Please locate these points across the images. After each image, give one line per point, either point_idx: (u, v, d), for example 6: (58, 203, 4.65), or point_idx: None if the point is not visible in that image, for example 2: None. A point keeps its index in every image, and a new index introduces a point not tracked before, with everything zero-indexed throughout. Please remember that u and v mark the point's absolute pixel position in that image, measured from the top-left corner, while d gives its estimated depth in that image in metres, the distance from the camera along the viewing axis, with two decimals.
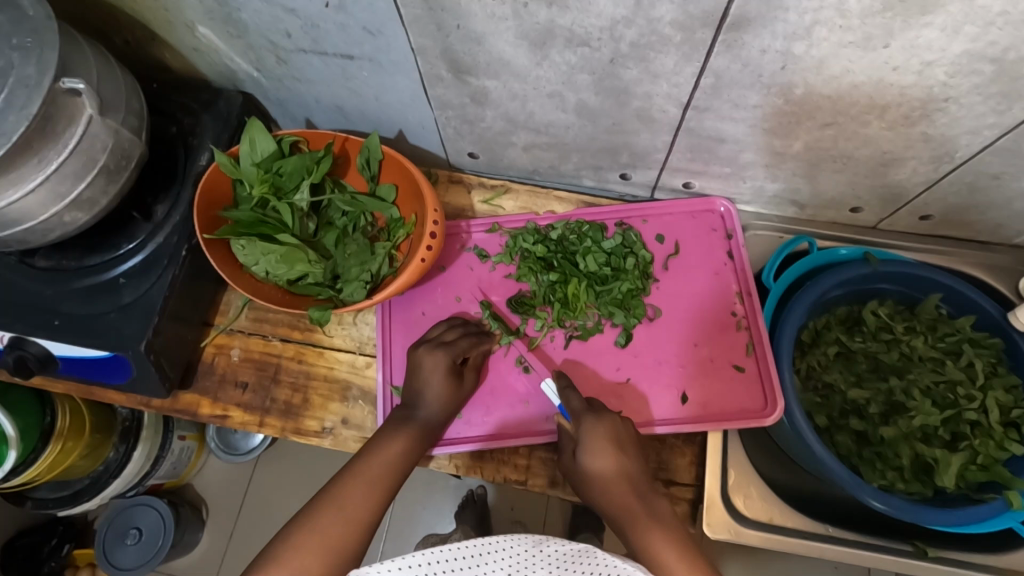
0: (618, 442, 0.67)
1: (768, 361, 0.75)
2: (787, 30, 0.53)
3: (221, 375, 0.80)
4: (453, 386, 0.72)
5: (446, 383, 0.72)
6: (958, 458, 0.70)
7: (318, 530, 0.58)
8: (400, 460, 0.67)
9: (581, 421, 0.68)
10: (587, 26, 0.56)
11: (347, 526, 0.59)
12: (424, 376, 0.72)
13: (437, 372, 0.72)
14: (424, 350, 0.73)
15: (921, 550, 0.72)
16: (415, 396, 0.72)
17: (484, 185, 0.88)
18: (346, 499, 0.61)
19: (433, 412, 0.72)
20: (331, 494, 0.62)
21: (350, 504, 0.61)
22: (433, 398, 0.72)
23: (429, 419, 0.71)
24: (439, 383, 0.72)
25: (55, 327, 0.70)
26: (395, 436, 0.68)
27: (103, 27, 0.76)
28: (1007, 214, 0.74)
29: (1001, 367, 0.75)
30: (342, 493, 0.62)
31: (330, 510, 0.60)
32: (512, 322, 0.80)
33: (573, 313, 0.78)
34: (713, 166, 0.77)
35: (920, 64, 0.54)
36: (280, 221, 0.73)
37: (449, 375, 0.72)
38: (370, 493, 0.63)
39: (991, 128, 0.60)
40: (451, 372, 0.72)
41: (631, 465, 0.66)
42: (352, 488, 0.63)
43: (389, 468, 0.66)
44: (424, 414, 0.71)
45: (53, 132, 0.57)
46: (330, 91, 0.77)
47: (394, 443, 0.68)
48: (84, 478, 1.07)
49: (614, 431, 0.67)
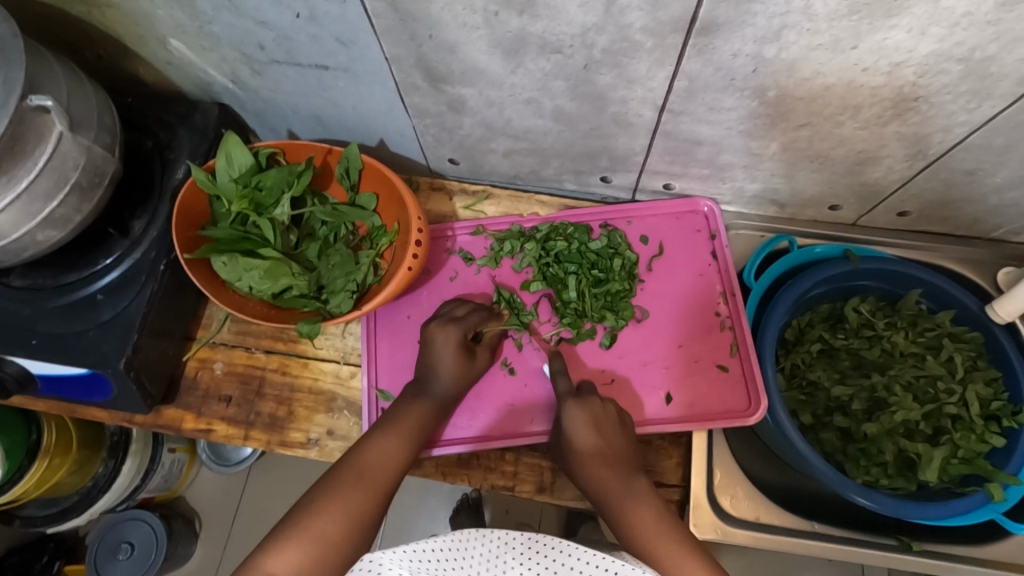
0: (597, 422, 0.67)
1: (752, 361, 0.75)
2: (756, 34, 0.53)
3: (204, 390, 0.80)
4: (464, 360, 0.72)
5: (458, 359, 0.72)
6: (941, 452, 0.71)
7: (314, 531, 0.56)
8: (415, 431, 0.68)
9: (562, 404, 0.69)
10: (559, 33, 0.56)
11: (344, 528, 0.57)
12: (435, 353, 0.72)
13: (450, 343, 0.72)
14: (436, 326, 0.73)
15: (906, 543, 0.72)
16: (426, 370, 0.72)
17: (466, 192, 0.87)
18: (341, 499, 0.59)
19: (447, 387, 0.72)
20: (325, 496, 0.59)
21: (347, 505, 0.59)
22: (447, 371, 0.72)
23: (444, 393, 0.72)
24: (451, 356, 0.72)
25: (33, 346, 0.69)
26: (409, 407, 0.69)
27: (75, 43, 0.75)
28: (983, 209, 0.75)
29: (981, 361, 0.76)
30: (362, 464, 0.63)
31: (326, 514, 0.57)
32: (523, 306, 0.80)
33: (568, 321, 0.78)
34: (692, 168, 0.77)
35: (889, 66, 0.54)
36: (262, 237, 0.73)
37: (461, 346, 0.72)
38: (367, 494, 0.61)
39: (962, 126, 0.61)
40: (463, 346, 0.72)
41: (609, 442, 0.67)
42: (351, 489, 0.60)
43: (385, 466, 0.64)
44: (439, 389, 0.72)
45: (22, 151, 0.57)
46: (307, 101, 0.77)
47: (411, 415, 0.69)
48: (73, 494, 1.06)
49: (589, 414, 0.68)
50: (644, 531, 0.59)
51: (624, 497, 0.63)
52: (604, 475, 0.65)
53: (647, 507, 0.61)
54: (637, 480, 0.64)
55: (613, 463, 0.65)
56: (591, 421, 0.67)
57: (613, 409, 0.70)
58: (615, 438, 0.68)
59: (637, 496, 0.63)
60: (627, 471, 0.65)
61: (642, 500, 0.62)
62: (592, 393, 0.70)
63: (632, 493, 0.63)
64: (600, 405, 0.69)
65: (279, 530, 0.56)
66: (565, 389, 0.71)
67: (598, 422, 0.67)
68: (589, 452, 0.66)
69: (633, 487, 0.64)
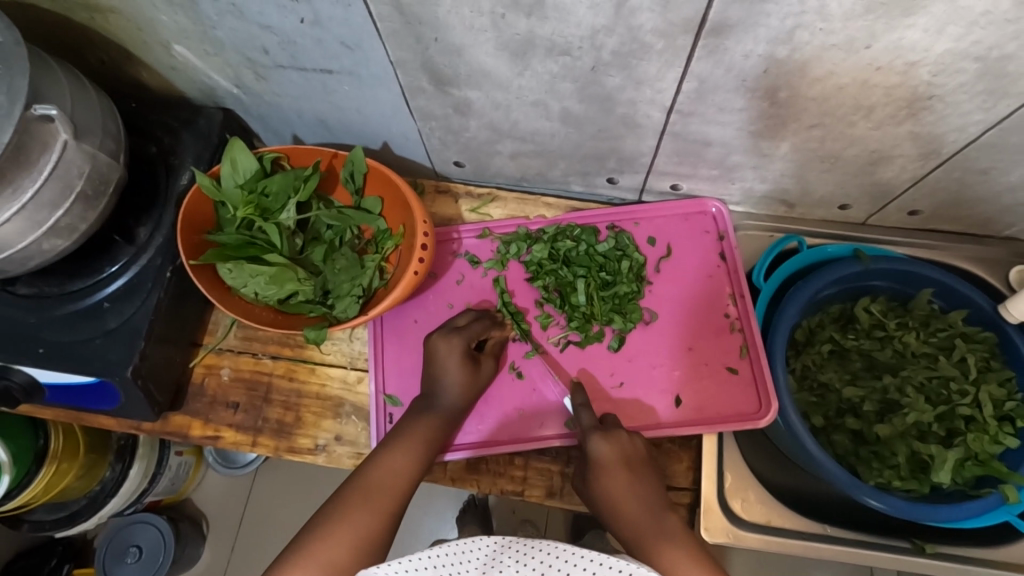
0: (620, 443, 0.67)
1: (762, 363, 0.74)
2: (769, 35, 0.52)
3: (211, 396, 0.79)
4: (471, 374, 0.72)
5: (463, 369, 0.71)
6: (955, 454, 0.70)
7: (317, 558, 0.56)
8: (426, 446, 0.67)
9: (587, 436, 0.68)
10: (568, 35, 0.56)
11: (347, 553, 0.57)
12: (436, 361, 0.71)
13: (453, 355, 0.71)
14: (437, 337, 0.73)
15: (919, 546, 0.71)
16: (430, 379, 0.72)
17: (471, 194, 0.87)
18: (346, 522, 0.58)
19: (453, 401, 0.71)
20: (331, 520, 0.59)
21: (351, 529, 0.58)
22: (451, 386, 0.71)
23: (448, 407, 0.71)
24: (454, 364, 0.71)
25: (39, 355, 0.68)
26: (420, 421, 0.69)
27: (77, 48, 0.74)
28: (996, 208, 0.74)
29: (994, 362, 0.75)
30: (370, 486, 0.62)
31: (332, 540, 0.57)
32: (529, 312, 0.80)
33: (579, 326, 0.77)
34: (701, 169, 0.76)
35: (904, 65, 0.54)
36: (268, 242, 0.72)
37: (465, 357, 0.72)
38: (372, 516, 0.60)
39: (976, 125, 0.60)
40: (467, 355, 0.72)
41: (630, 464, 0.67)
42: (354, 512, 0.59)
43: (394, 485, 0.63)
44: (446, 402, 0.71)
45: (27, 160, 0.56)
46: (311, 105, 0.76)
47: (420, 430, 0.68)
48: (81, 498, 1.06)
49: (615, 433, 0.67)
50: (671, 565, 0.57)
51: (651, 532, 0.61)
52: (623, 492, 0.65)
53: (676, 540, 0.60)
54: (665, 515, 0.63)
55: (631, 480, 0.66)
56: (620, 459, 0.66)
57: (640, 444, 0.68)
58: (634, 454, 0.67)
59: (663, 527, 0.62)
60: (654, 503, 0.64)
61: (667, 530, 0.61)
62: (618, 428, 0.68)
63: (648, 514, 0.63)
64: (626, 438, 0.68)
65: (286, 556, 0.56)
66: (590, 423, 0.69)
67: (621, 444, 0.67)
68: (616, 484, 0.65)
69: (661, 521, 0.62)
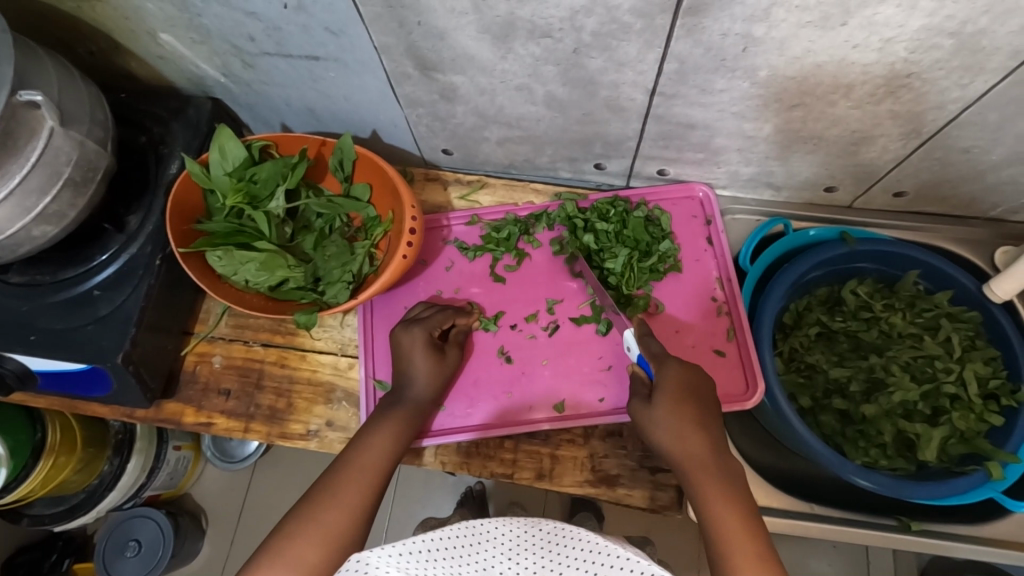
0: (692, 396, 0.63)
1: (749, 347, 0.75)
2: (745, 12, 0.53)
3: (204, 384, 0.80)
4: (436, 360, 0.72)
5: (428, 357, 0.72)
6: (940, 432, 0.71)
7: (288, 558, 0.56)
8: (392, 444, 0.66)
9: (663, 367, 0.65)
10: (548, 17, 0.56)
11: (319, 552, 0.57)
12: (405, 356, 0.72)
13: (417, 346, 0.72)
14: (401, 329, 0.74)
15: (904, 523, 0.72)
16: (404, 374, 0.72)
17: (460, 181, 0.87)
18: (315, 521, 0.58)
19: (422, 391, 0.71)
20: (301, 520, 0.58)
21: (323, 528, 0.58)
22: (420, 373, 0.71)
23: (417, 398, 0.71)
24: (421, 358, 0.72)
25: (32, 342, 0.69)
26: (385, 419, 0.68)
27: (67, 38, 0.75)
28: (980, 187, 0.74)
29: (980, 340, 0.76)
30: (340, 485, 0.61)
31: (303, 540, 0.57)
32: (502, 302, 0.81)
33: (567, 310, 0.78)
34: (687, 152, 0.77)
35: (880, 41, 0.54)
36: (257, 230, 0.73)
37: (428, 348, 0.72)
38: (345, 513, 0.60)
39: (956, 102, 0.61)
40: (431, 345, 0.72)
41: (704, 416, 0.62)
42: (324, 510, 0.59)
43: (362, 482, 0.62)
44: (413, 393, 0.71)
45: (15, 146, 0.57)
46: (298, 93, 0.77)
47: (386, 428, 0.67)
48: (79, 492, 1.06)
49: (687, 383, 0.63)
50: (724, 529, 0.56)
51: (715, 485, 0.58)
52: (696, 447, 0.60)
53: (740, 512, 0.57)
54: (731, 469, 0.60)
55: (711, 443, 0.61)
56: (686, 391, 0.63)
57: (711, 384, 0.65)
58: (706, 410, 0.63)
59: (724, 476, 0.59)
60: (716, 446, 0.61)
61: (727, 482, 0.59)
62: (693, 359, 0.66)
63: (722, 479, 0.59)
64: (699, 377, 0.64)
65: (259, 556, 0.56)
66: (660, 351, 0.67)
67: (695, 392, 0.63)
68: (683, 443, 0.61)
69: (724, 468, 0.60)
